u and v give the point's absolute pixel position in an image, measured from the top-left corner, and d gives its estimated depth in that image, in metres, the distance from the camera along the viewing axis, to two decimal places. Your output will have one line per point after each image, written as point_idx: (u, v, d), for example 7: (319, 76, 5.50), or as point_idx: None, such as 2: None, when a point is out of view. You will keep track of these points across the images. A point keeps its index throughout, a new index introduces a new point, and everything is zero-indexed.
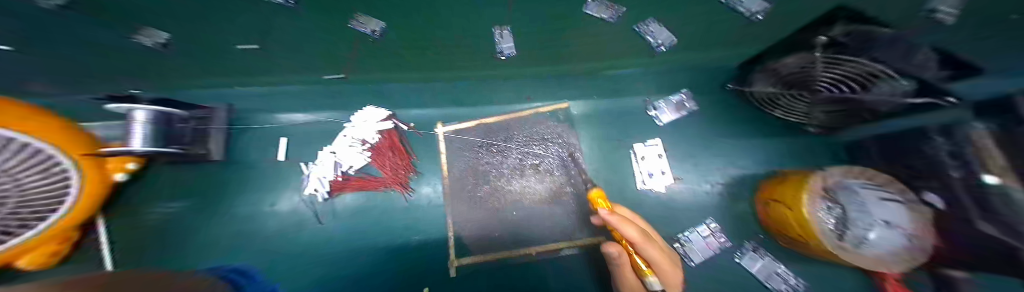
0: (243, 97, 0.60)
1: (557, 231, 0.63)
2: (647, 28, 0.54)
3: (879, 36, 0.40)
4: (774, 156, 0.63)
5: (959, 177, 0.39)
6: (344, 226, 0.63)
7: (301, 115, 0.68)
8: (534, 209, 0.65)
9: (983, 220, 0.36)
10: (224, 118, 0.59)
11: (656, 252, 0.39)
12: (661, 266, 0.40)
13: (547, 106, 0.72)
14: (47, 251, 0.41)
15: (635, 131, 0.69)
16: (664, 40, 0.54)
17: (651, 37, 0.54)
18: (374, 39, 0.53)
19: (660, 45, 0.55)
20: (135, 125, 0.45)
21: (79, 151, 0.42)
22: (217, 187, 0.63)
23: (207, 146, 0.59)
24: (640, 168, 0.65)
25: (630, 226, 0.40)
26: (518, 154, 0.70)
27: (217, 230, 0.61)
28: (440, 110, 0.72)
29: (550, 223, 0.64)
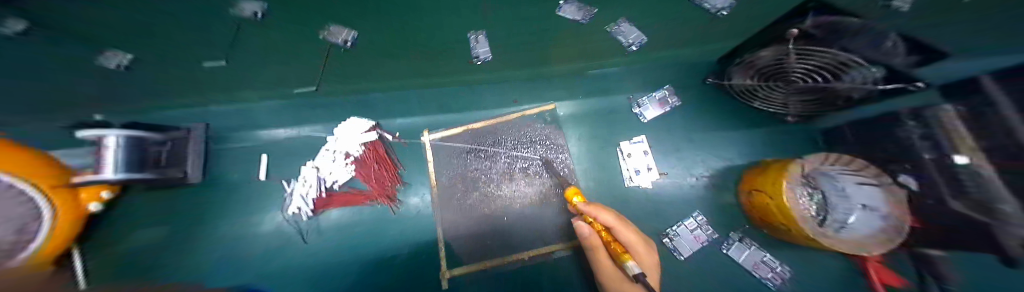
0: (222, 114, 0.60)
1: (548, 234, 0.63)
2: (618, 29, 0.53)
3: (849, 26, 0.38)
4: (759, 146, 0.64)
5: (931, 159, 0.40)
6: (331, 243, 0.62)
7: (282, 131, 0.68)
8: (524, 212, 0.65)
9: (953, 198, 0.37)
10: (200, 138, 0.59)
11: (632, 236, 0.42)
12: (637, 249, 0.41)
13: (533, 109, 0.72)
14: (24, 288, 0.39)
15: (621, 129, 0.69)
16: (635, 39, 0.54)
17: (621, 36, 0.54)
18: (347, 49, 0.50)
19: (631, 45, 0.55)
20: (106, 151, 0.44)
21: (47, 183, 0.40)
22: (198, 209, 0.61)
23: (184, 169, 0.57)
24: (627, 165, 0.66)
25: (607, 213, 0.43)
26: (507, 158, 0.69)
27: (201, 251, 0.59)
28: (426, 118, 0.71)
29: (542, 226, 0.64)
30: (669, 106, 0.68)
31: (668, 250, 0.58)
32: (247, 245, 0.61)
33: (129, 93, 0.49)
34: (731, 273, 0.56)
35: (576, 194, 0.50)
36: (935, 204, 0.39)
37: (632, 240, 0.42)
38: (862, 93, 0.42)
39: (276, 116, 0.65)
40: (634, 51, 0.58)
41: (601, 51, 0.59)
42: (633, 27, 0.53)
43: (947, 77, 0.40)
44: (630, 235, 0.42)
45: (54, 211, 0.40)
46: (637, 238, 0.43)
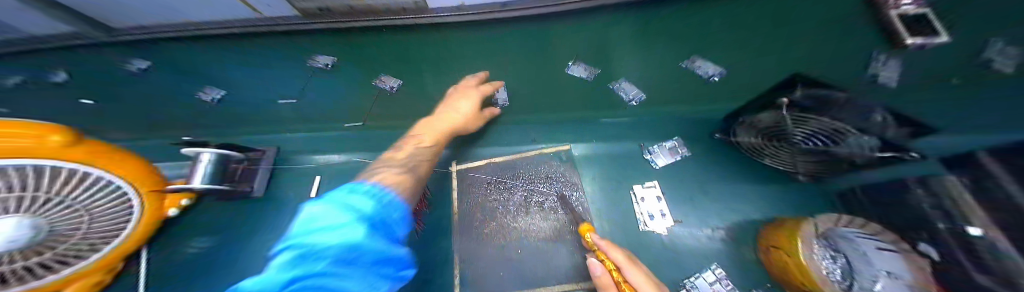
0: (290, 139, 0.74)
1: (561, 272, 0.64)
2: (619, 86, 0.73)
3: (835, 101, 0.51)
4: (773, 203, 0.65)
5: (945, 228, 0.40)
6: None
7: (338, 156, 0.74)
8: (538, 247, 0.67)
9: (978, 272, 0.35)
10: (271, 158, 0.70)
11: (644, 280, 0.42)
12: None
13: (551, 148, 0.78)
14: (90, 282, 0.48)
15: (634, 172, 0.74)
16: (633, 96, 0.72)
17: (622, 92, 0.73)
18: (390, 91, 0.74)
19: (632, 100, 0.73)
20: (199, 165, 0.55)
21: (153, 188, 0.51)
22: (240, 223, 0.68)
23: (252, 183, 0.66)
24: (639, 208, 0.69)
25: (619, 253, 0.47)
26: (524, 191, 0.74)
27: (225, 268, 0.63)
28: (453, 151, 0.79)
29: (555, 263, 0.65)
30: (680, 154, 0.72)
31: None
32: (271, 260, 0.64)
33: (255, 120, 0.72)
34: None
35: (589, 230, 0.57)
36: (958, 274, 0.36)
37: (644, 285, 0.41)
38: (865, 159, 0.45)
39: (329, 141, 0.74)
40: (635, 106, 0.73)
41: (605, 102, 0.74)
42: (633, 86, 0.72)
43: (943, 151, 0.49)
44: (642, 279, 0.42)
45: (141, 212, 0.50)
46: (650, 283, 0.43)
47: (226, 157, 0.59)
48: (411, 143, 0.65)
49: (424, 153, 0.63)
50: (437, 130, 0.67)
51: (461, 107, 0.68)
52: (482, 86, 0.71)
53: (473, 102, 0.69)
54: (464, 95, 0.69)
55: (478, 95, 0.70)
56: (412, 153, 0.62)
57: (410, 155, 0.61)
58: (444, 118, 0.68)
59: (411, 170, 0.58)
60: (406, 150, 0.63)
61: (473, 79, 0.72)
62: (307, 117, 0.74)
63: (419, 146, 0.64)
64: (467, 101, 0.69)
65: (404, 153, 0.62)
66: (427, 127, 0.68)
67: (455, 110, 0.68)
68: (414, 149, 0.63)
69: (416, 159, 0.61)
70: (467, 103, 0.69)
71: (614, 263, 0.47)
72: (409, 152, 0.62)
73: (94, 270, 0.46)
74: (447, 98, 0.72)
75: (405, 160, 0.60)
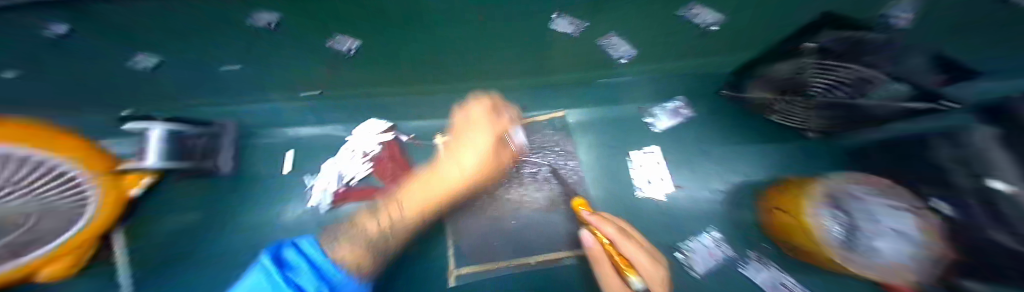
0: (252, 112, 0.67)
1: (557, 240, 0.61)
2: (608, 41, 0.66)
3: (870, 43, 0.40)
4: (777, 164, 0.61)
5: (970, 185, 0.37)
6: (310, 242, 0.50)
7: (307, 129, 0.70)
8: (533, 216, 0.65)
9: (995, 229, 0.33)
10: (233, 133, 0.64)
11: (641, 253, 0.43)
12: (645, 268, 0.42)
13: (543, 115, 0.72)
14: (68, 265, 0.45)
15: (630, 138, 0.69)
16: (624, 52, 0.67)
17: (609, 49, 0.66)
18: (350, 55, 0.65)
19: (621, 57, 0.67)
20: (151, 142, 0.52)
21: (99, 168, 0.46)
22: (197, 205, 0.60)
23: (217, 160, 0.62)
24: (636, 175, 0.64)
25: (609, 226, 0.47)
26: (516, 163, 0.70)
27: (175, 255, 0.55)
28: (436, 122, 0.73)
29: (550, 232, 0.63)
30: (683, 116, 0.69)
31: (679, 265, 0.51)
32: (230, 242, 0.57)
33: (209, 88, 0.65)
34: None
35: (582, 205, 0.59)
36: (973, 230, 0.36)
37: (641, 259, 0.42)
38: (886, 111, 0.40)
39: (302, 115, 0.69)
40: (623, 63, 0.68)
41: (598, 62, 0.68)
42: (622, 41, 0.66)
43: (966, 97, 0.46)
44: (636, 249, 0.43)
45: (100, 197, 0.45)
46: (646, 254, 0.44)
47: (179, 133, 0.54)
48: (388, 211, 0.54)
49: (399, 229, 0.53)
50: (422, 200, 0.57)
51: (471, 153, 0.61)
52: (494, 117, 0.64)
53: (489, 134, 0.63)
54: (478, 125, 0.64)
55: (494, 131, 0.63)
56: (389, 228, 0.51)
57: (385, 229, 0.51)
58: (441, 179, 0.59)
59: (376, 248, 0.47)
60: (378, 220, 0.52)
61: (484, 111, 0.65)
62: (273, 86, 0.66)
63: (396, 219, 0.53)
64: (483, 132, 0.63)
65: (379, 226, 0.51)
66: (414, 193, 0.58)
67: (462, 156, 0.61)
68: (392, 221, 0.52)
69: (387, 235, 0.51)
70: (480, 140, 0.62)
71: (606, 237, 0.47)
72: (384, 223, 0.52)
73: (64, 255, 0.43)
74: (458, 129, 0.67)
75: (382, 232, 0.50)
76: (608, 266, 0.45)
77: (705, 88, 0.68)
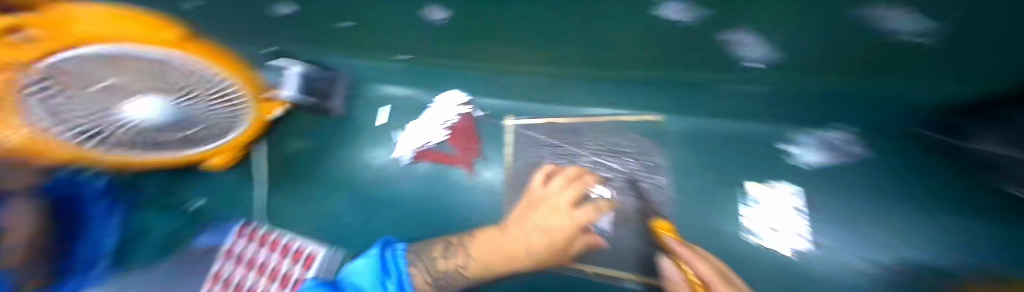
0: (346, 62, 0.72)
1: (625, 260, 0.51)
2: (737, 38, 0.44)
3: None
4: (986, 250, 0.42)
5: None
6: (406, 193, 0.67)
7: (401, 90, 0.76)
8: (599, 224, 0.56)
9: None
10: (345, 82, 0.73)
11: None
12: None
13: (633, 116, 0.64)
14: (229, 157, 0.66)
15: (740, 166, 0.56)
16: (757, 52, 0.45)
17: (744, 51, 0.46)
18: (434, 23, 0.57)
19: (755, 61, 0.48)
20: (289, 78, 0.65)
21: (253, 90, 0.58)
22: (319, 136, 0.74)
23: (333, 101, 0.73)
24: (748, 214, 0.51)
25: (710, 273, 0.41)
26: (588, 162, 0.64)
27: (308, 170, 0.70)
28: (512, 102, 0.72)
29: (617, 249, 0.53)
30: (846, 157, 0.54)
31: None
32: (341, 173, 0.72)
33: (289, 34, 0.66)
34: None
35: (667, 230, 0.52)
36: None
37: None
38: None
39: (397, 75, 0.74)
40: (757, 66, 0.49)
41: (714, 62, 0.50)
42: (763, 40, 0.43)
43: None
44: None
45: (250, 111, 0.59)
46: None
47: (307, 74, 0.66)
48: (458, 253, 0.53)
49: (460, 278, 0.50)
50: (490, 252, 0.52)
51: (545, 230, 0.55)
52: (577, 211, 0.58)
53: (568, 221, 0.56)
54: (562, 207, 0.58)
55: (574, 221, 0.56)
56: (452, 271, 0.50)
57: (447, 271, 0.50)
58: (511, 239, 0.54)
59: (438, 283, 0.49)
60: (448, 260, 0.52)
61: (573, 194, 0.60)
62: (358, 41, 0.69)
63: (461, 269, 0.50)
64: (563, 215, 0.57)
65: (447, 264, 0.51)
66: (486, 244, 0.54)
67: (545, 220, 0.57)
68: (457, 266, 0.51)
69: (448, 278, 0.50)
70: (559, 221, 0.56)
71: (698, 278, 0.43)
72: (452, 266, 0.51)
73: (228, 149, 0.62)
74: (542, 192, 0.61)
75: (444, 271, 0.50)
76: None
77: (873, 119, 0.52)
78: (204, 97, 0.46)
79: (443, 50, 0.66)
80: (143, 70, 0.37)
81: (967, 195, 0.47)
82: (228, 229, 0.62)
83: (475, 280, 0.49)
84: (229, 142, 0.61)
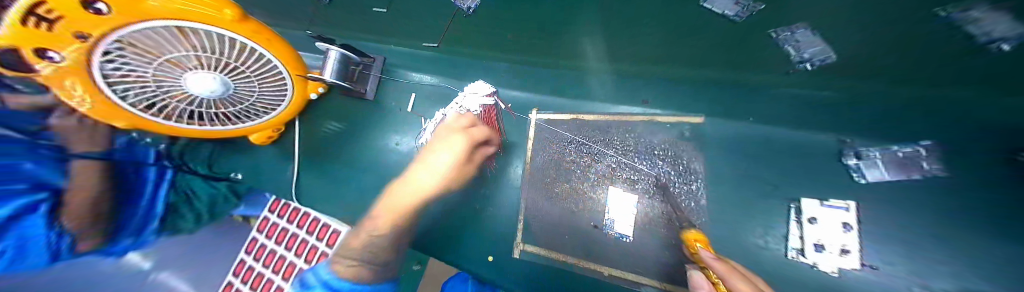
0: (383, 50, 0.76)
1: (645, 263, 0.53)
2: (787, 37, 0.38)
3: None
4: None
5: None
6: None
7: (427, 78, 0.76)
8: (620, 228, 0.56)
9: None
10: (379, 67, 0.73)
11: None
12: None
13: (669, 117, 0.60)
14: (268, 133, 0.72)
15: (793, 177, 0.50)
16: (811, 54, 0.39)
17: (793, 47, 0.39)
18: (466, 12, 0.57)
19: (806, 62, 0.40)
20: (330, 60, 0.62)
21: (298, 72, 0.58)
22: (352, 118, 0.77)
23: (365, 87, 0.73)
24: (802, 232, 0.46)
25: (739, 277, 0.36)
26: (612, 162, 0.61)
27: (346, 153, 0.75)
28: (537, 97, 0.71)
29: (638, 252, 0.54)
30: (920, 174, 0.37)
31: None
32: (367, 156, 0.74)
33: (330, 25, 0.70)
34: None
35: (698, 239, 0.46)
36: None
37: None
38: None
39: (425, 62, 0.75)
40: (804, 66, 0.41)
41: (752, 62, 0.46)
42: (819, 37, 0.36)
43: None
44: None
45: (293, 91, 0.62)
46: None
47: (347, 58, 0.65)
48: (366, 228, 0.52)
49: (380, 242, 0.48)
50: (399, 205, 0.53)
51: (445, 155, 0.56)
52: (469, 128, 0.59)
53: (462, 138, 0.56)
54: (456, 130, 0.58)
55: (469, 137, 0.57)
56: (368, 241, 0.48)
57: (367, 245, 0.48)
58: (410, 186, 0.56)
59: (370, 262, 0.46)
60: (360, 237, 0.50)
61: (464, 118, 0.60)
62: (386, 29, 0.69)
63: (372, 234, 0.49)
64: (459, 135, 0.57)
65: (358, 240, 0.50)
66: (387, 204, 0.55)
67: (434, 157, 0.56)
68: (368, 236, 0.49)
69: (372, 249, 0.48)
70: (455, 142, 0.56)
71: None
72: (364, 239, 0.49)
73: (268, 126, 0.69)
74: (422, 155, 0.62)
75: (358, 249, 0.48)
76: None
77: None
78: (251, 74, 0.50)
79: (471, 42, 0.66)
80: (208, 49, 0.42)
81: None
82: (259, 202, 0.77)
83: (391, 230, 0.50)
84: (272, 119, 0.68)
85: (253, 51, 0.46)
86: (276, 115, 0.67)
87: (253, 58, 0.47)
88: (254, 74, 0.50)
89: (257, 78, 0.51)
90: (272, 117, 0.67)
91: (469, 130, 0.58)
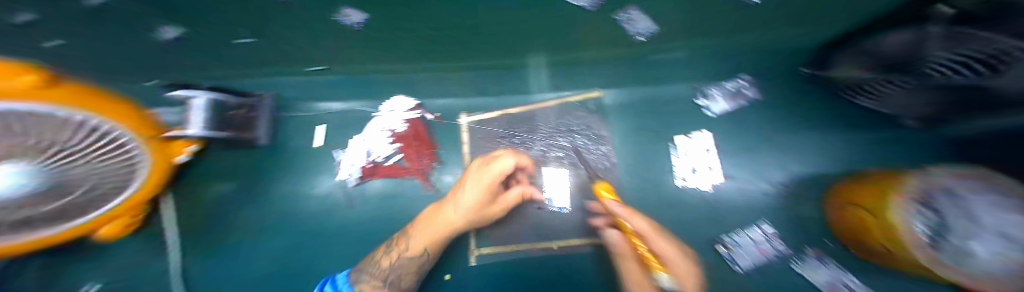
0: None
1: (577, 228, 0.58)
2: (626, 16, 0.54)
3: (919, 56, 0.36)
4: (854, 155, 0.53)
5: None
6: (351, 219, 0.63)
7: (337, 104, 0.67)
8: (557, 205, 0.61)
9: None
10: (269, 106, 0.62)
11: (668, 248, 0.46)
12: (671, 261, 0.45)
13: (576, 95, 0.65)
14: (122, 225, 0.49)
15: (677, 122, 0.61)
16: (642, 28, 0.55)
17: (628, 24, 0.55)
18: (356, 29, 0.57)
19: (639, 34, 0.56)
20: (195, 111, 0.49)
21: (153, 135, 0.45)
22: (251, 170, 0.64)
23: (256, 132, 0.61)
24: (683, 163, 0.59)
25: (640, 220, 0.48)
26: (542, 146, 0.65)
27: (252, 212, 0.63)
28: (463, 100, 0.68)
29: (566, 219, 0.59)
30: (745, 100, 0.59)
31: (724, 261, 0.49)
32: (282, 210, 0.64)
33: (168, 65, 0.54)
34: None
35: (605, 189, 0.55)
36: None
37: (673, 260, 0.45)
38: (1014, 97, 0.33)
39: (323, 89, 0.65)
40: (642, 41, 0.57)
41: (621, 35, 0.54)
42: (642, 15, 0.53)
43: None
44: (665, 247, 0.45)
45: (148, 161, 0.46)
46: (675, 248, 0.47)
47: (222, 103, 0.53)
48: (399, 245, 0.55)
49: (409, 264, 0.52)
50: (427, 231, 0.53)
51: (462, 191, 0.57)
52: (490, 165, 0.58)
53: (483, 176, 0.57)
54: (479, 168, 0.59)
55: (495, 176, 0.57)
56: (397, 263, 0.52)
57: (393, 265, 0.52)
58: (443, 213, 0.55)
59: (392, 287, 0.50)
60: (391, 254, 0.54)
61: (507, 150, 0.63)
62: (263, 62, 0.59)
63: (404, 255, 0.53)
64: (480, 171, 0.58)
65: (388, 260, 0.53)
66: (423, 224, 0.56)
67: (470, 186, 0.56)
68: (399, 256, 0.53)
69: (398, 271, 0.51)
70: (473, 178, 0.57)
71: (633, 231, 0.48)
72: (395, 258, 0.53)
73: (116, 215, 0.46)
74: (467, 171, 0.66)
75: (388, 269, 0.52)
76: (633, 262, 0.47)
77: (781, 67, 0.56)
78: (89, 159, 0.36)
79: (371, 58, 0.60)
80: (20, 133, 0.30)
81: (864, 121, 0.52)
82: None
83: (420, 255, 0.53)
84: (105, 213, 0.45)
85: (93, 130, 0.35)
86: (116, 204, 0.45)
87: (92, 138, 0.35)
88: (82, 149, 0.35)
89: (92, 154, 0.36)
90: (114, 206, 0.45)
91: (491, 167, 0.58)
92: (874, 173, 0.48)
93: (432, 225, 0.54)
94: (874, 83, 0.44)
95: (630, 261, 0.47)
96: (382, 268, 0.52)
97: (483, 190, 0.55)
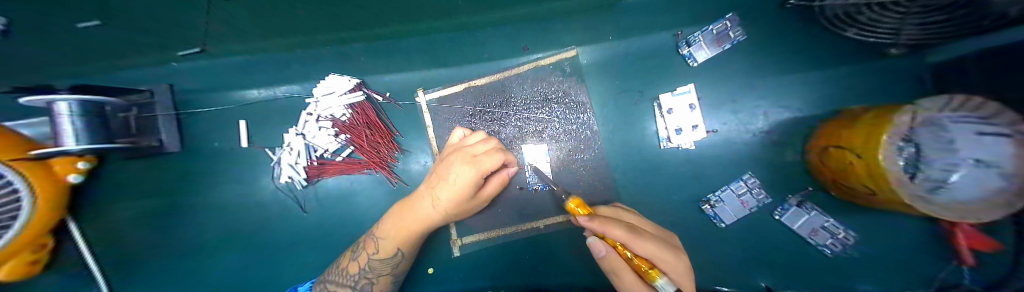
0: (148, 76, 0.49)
1: (549, 208, 0.56)
2: None
3: None
4: (830, 94, 0.51)
5: None
6: (319, 222, 0.60)
7: (255, 92, 0.58)
8: (535, 193, 0.57)
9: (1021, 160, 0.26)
10: (168, 101, 0.51)
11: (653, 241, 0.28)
12: (665, 258, 0.28)
13: (549, 58, 0.58)
14: (26, 260, 0.41)
15: (657, 78, 0.56)
16: None
17: None
18: None
19: None
20: (62, 120, 0.37)
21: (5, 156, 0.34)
22: (177, 183, 0.56)
23: (159, 137, 0.51)
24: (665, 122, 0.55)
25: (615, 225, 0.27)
26: (518, 121, 0.58)
27: (194, 226, 0.57)
28: (418, 73, 0.59)
29: (538, 201, 0.57)
30: (729, 43, 0.53)
31: (706, 217, 0.53)
32: (246, 219, 0.59)
33: None
34: (782, 260, 0.50)
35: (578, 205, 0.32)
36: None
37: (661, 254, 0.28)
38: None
39: (233, 73, 0.53)
40: None
41: None
42: None
43: None
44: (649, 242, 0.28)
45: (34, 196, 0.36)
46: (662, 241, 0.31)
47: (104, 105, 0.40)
48: (366, 248, 0.47)
49: (379, 265, 0.46)
50: (405, 230, 0.45)
51: (445, 190, 0.45)
52: (478, 158, 0.44)
53: (472, 173, 0.43)
54: (466, 161, 0.44)
55: (478, 169, 0.43)
56: (366, 266, 0.46)
57: (364, 270, 0.45)
58: (415, 206, 0.46)
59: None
60: (358, 259, 0.47)
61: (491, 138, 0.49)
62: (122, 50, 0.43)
63: (373, 257, 0.46)
64: (465, 168, 0.44)
65: (357, 264, 0.46)
66: (393, 221, 0.47)
67: (450, 178, 0.44)
68: (369, 259, 0.46)
69: (369, 274, 0.46)
70: (461, 175, 0.44)
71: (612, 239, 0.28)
72: (362, 262, 0.46)
73: (18, 251, 0.38)
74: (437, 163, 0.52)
75: (354, 274, 0.46)
76: None
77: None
78: None
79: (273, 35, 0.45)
80: None
81: (851, 53, 0.48)
82: None
83: (391, 255, 0.46)
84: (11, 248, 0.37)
85: None
86: (21, 227, 0.36)
87: None
88: None
89: None
90: (23, 228, 0.36)
91: (479, 161, 0.43)
92: (858, 107, 0.44)
93: (411, 225, 0.45)
94: (864, 10, 0.38)
95: (625, 273, 0.28)
96: (349, 269, 0.46)
97: (465, 186, 0.43)
